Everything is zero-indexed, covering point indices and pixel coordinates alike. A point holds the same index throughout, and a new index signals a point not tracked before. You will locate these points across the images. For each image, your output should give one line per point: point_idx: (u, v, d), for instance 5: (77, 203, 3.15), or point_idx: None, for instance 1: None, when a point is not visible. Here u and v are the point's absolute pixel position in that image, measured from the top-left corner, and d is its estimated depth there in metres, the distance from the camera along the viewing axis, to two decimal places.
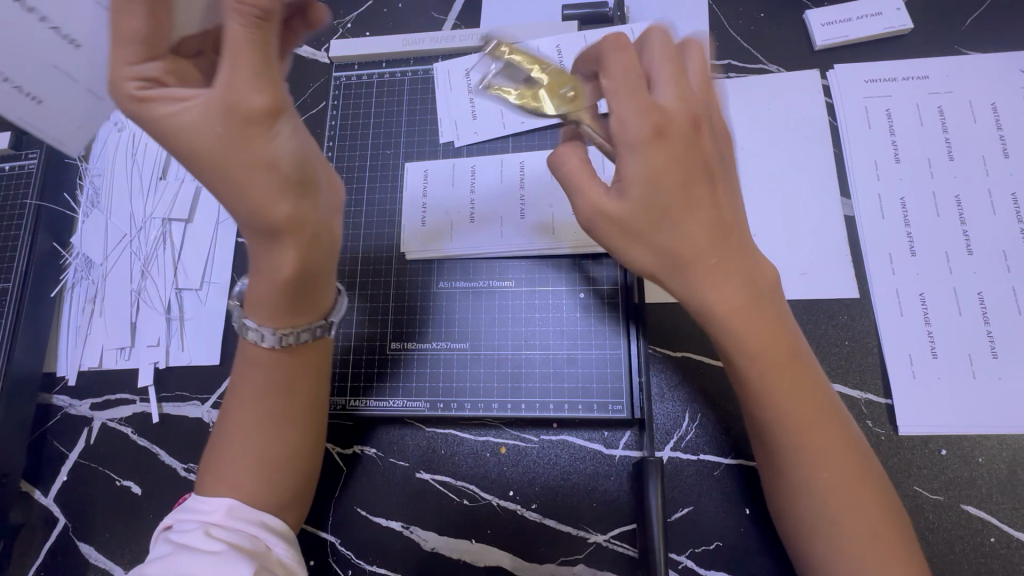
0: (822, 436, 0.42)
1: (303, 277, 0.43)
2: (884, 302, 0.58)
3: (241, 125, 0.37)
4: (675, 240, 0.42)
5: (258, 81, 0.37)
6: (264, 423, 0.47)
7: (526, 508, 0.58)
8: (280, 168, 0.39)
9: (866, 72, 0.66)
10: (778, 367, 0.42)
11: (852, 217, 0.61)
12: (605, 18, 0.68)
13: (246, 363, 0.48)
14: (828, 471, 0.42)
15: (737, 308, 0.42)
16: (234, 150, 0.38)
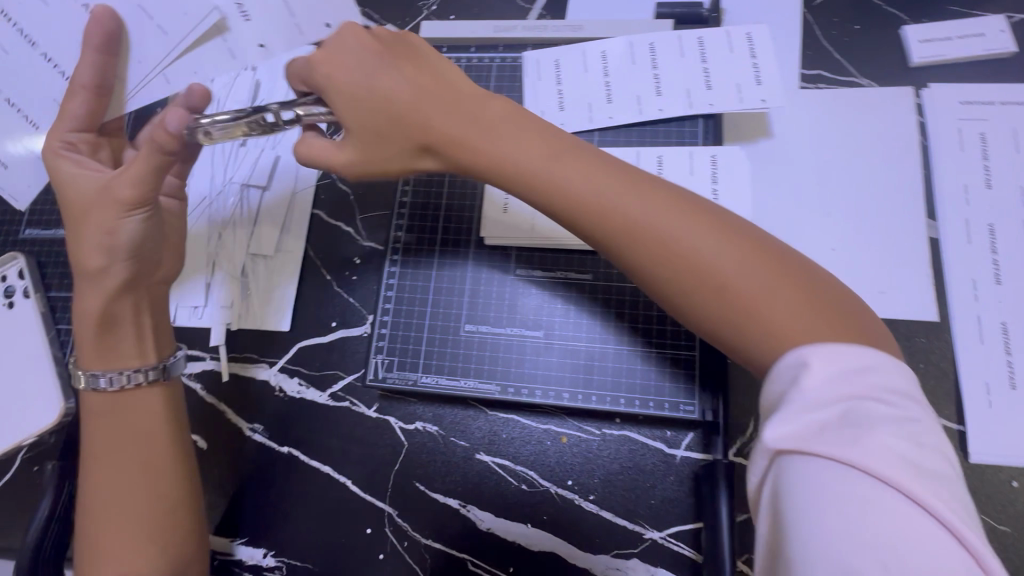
0: (744, 263, 0.37)
1: (110, 318, 0.56)
2: (964, 328, 0.58)
3: (110, 206, 0.54)
4: (477, 114, 0.45)
5: (133, 181, 0.53)
6: (107, 468, 0.55)
7: (583, 499, 0.59)
8: (118, 244, 0.55)
9: (963, 93, 0.64)
10: (608, 183, 0.41)
11: (936, 239, 0.61)
12: (699, 18, 0.67)
13: (89, 416, 0.56)
14: (747, 276, 0.37)
15: (546, 154, 0.43)
16: (101, 222, 0.54)
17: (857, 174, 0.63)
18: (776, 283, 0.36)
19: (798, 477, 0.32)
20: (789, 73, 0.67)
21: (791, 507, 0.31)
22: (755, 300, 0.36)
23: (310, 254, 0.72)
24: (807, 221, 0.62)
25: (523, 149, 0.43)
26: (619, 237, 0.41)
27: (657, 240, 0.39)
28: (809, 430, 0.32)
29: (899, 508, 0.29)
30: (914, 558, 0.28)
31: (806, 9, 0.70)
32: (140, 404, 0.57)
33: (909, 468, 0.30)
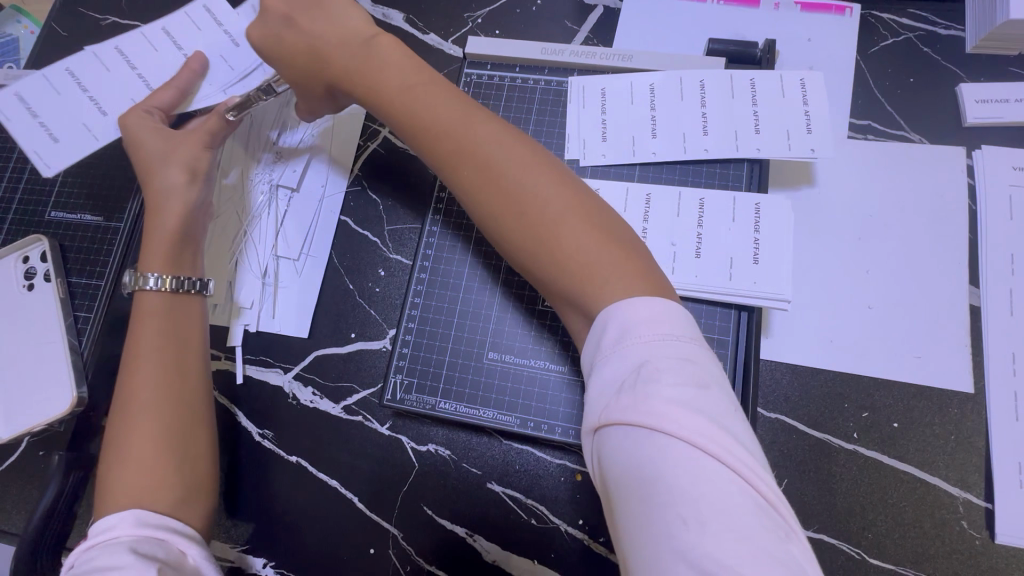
0: (564, 212, 0.43)
1: (187, 226, 0.62)
2: (1000, 403, 0.56)
3: (188, 144, 0.63)
4: (399, 78, 0.52)
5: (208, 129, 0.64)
6: (156, 373, 0.54)
7: (593, 540, 0.58)
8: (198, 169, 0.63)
9: (1016, 158, 0.63)
10: (495, 137, 0.47)
11: (977, 307, 0.59)
12: (752, 58, 0.65)
13: (145, 312, 0.58)
14: (570, 225, 0.42)
15: (451, 109, 0.49)
16: (184, 156, 0.62)
17: (899, 234, 0.61)
18: (578, 227, 0.42)
19: (616, 441, 0.34)
20: (838, 121, 0.66)
21: (615, 472, 0.34)
22: (568, 245, 0.41)
23: (333, 259, 0.71)
24: (845, 276, 0.61)
25: (425, 103, 0.50)
26: (478, 178, 0.46)
27: (500, 182, 0.45)
28: (611, 398, 0.35)
29: (682, 458, 0.31)
30: (715, 506, 0.30)
31: (860, 57, 0.68)
32: (187, 316, 0.59)
33: (706, 424, 0.32)
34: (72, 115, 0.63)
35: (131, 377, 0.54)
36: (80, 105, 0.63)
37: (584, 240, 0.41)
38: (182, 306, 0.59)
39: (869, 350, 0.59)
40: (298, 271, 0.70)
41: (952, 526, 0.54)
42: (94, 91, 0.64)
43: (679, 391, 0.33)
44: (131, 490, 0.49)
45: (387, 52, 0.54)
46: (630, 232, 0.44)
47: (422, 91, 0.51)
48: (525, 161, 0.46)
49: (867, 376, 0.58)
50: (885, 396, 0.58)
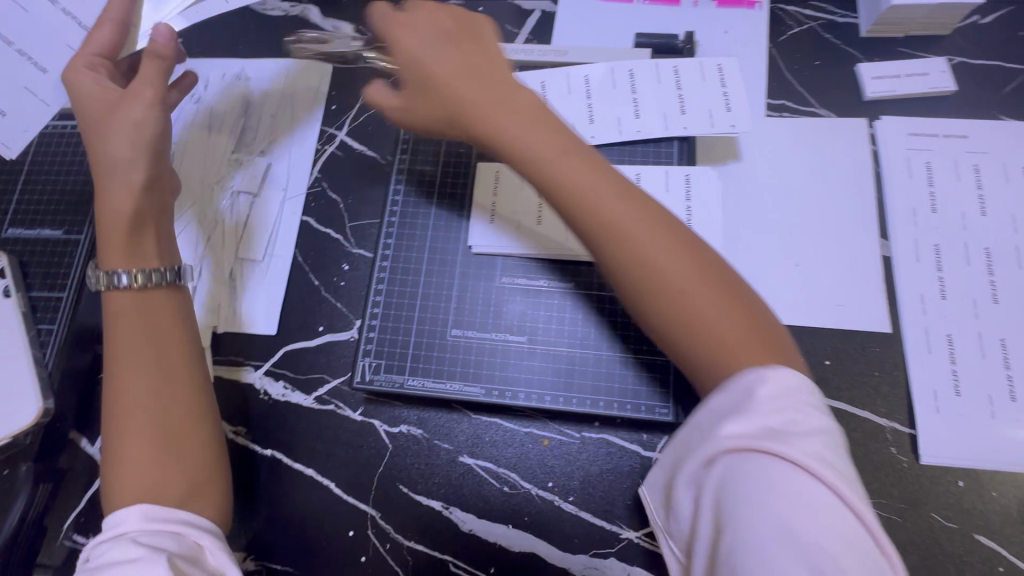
0: (743, 319, 0.44)
1: (139, 217, 0.58)
2: (914, 339, 0.63)
3: (129, 100, 0.58)
4: (530, 133, 0.49)
5: (147, 80, 0.58)
6: (139, 374, 0.54)
7: (563, 499, 0.61)
8: (140, 133, 0.58)
9: (911, 125, 0.71)
10: (642, 221, 0.47)
11: (889, 257, 0.66)
12: (675, 49, 0.72)
13: (113, 311, 0.57)
14: (751, 332, 0.44)
15: (592, 182, 0.48)
16: (127, 118, 0.57)
17: (817, 196, 0.68)
18: (753, 333, 0.44)
19: (741, 473, 0.38)
20: (756, 102, 0.73)
21: (733, 504, 0.38)
22: (732, 357, 0.43)
23: (297, 258, 0.73)
24: (773, 238, 0.67)
25: (559, 167, 0.48)
26: (640, 269, 0.46)
27: (661, 278, 0.45)
28: (744, 436, 0.39)
29: (789, 480, 0.37)
30: (823, 519, 0.36)
31: (772, 45, 0.76)
32: (164, 307, 0.58)
33: (813, 449, 0.38)
34: (14, 80, 0.61)
35: (116, 383, 0.54)
36: (17, 63, 0.61)
37: (693, 337, 0.44)
38: (153, 295, 0.58)
39: (799, 302, 0.65)
40: (264, 271, 0.72)
41: (883, 451, 0.60)
42: (21, 43, 0.61)
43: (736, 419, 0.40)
44: (119, 481, 0.50)
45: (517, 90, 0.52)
46: (771, 316, 0.47)
47: (551, 156, 0.49)
48: (683, 257, 0.46)
49: (799, 325, 0.64)
50: (816, 341, 0.64)
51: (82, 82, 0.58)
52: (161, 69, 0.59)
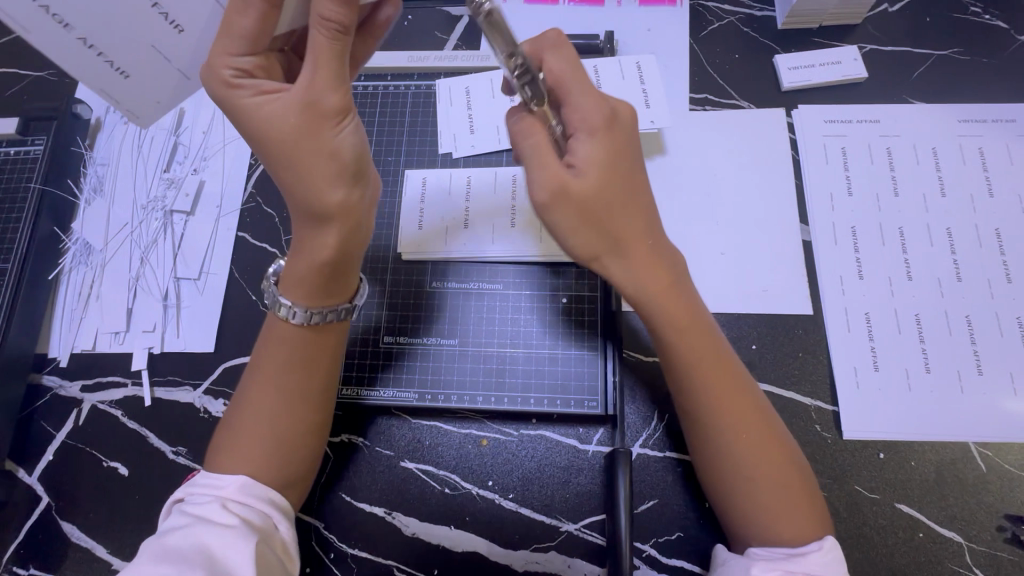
0: (764, 432, 0.50)
1: (343, 258, 0.49)
2: (834, 319, 0.65)
3: (313, 121, 0.44)
4: (611, 234, 0.49)
5: (330, 83, 0.44)
6: (276, 390, 0.52)
7: (503, 497, 0.61)
8: (339, 160, 0.45)
9: (826, 113, 0.73)
10: (694, 341, 0.51)
11: (809, 241, 0.68)
12: (596, 49, 0.75)
13: (275, 336, 0.53)
14: (750, 437, 0.50)
15: (656, 294, 0.50)
16: (305, 146, 0.44)
17: (739, 187, 0.70)
18: (776, 445, 0.50)
19: None
20: (679, 97, 0.75)
21: None
22: (727, 446, 0.50)
23: (233, 274, 0.73)
24: (698, 229, 0.69)
25: (624, 265, 0.50)
26: (683, 378, 0.51)
27: (703, 395, 0.50)
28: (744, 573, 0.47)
29: None
30: None
31: (693, 41, 0.78)
32: (332, 341, 0.54)
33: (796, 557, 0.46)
34: None
35: (252, 397, 0.52)
36: None
37: (727, 439, 0.50)
38: (324, 330, 0.53)
39: (724, 290, 0.67)
40: (200, 290, 0.72)
41: (808, 430, 0.62)
42: None
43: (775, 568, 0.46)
44: (241, 464, 0.49)
45: (630, 184, 0.50)
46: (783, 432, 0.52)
47: (634, 261, 0.50)
48: (725, 375, 0.51)
49: (725, 313, 0.66)
50: (742, 327, 0.66)
51: (231, 102, 0.45)
52: (334, 49, 0.43)
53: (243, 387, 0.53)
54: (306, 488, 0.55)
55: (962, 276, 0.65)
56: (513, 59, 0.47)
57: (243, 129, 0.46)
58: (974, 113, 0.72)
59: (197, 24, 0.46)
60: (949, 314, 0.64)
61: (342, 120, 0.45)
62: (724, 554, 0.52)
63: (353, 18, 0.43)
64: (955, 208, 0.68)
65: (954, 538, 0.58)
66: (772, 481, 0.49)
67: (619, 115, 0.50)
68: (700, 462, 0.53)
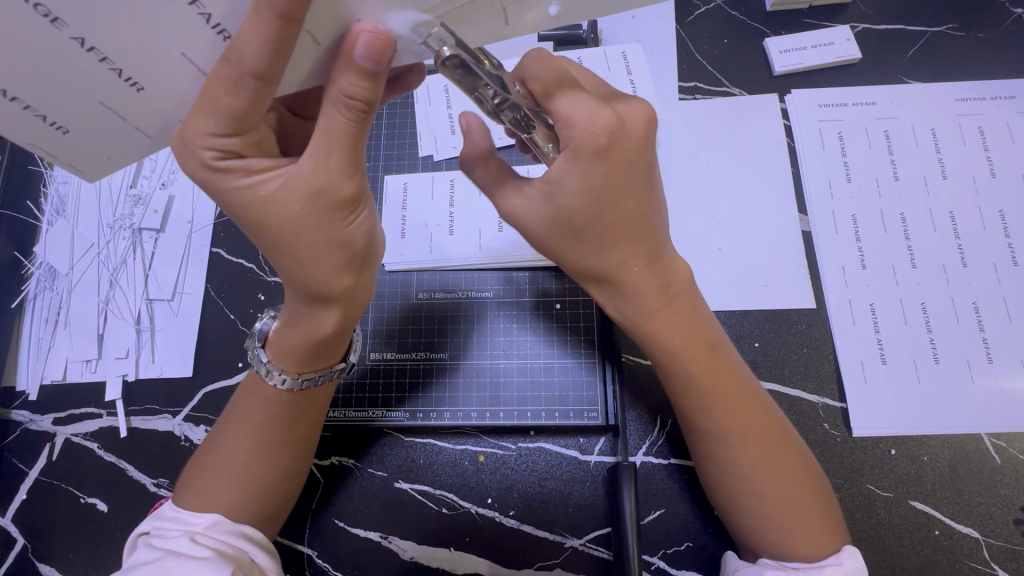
0: (773, 454, 0.47)
1: (341, 333, 0.47)
2: (839, 312, 0.63)
3: (325, 209, 0.40)
4: (602, 254, 0.46)
5: (348, 168, 0.39)
6: (252, 442, 0.48)
7: (503, 515, 0.58)
8: (350, 246, 0.42)
9: (820, 97, 0.70)
10: (696, 361, 0.48)
11: (809, 232, 0.66)
12: (579, 39, 0.72)
13: (253, 391, 0.50)
14: (755, 459, 0.47)
15: (651, 314, 0.48)
16: (313, 235, 0.40)
17: (734, 178, 0.67)
18: (785, 465, 0.47)
19: None
20: (668, 86, 0.72)
21: None
22: (730, 468, 0.48)
23: (209, 293, 0.69)
24: (694, 224, 0.66)
25: (618, 284, 0.47)
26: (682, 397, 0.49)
27: (700, 413, 0.48)
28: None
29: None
30: None
31: (680, 27, 0.75)
32: (318, 399, 0.51)
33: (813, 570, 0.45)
34: None
35: (225, 444, 0.48)
36: None
37: (732, 462, 0.47)
38: (308, 394, 0.50)
39: (724, 287, 0.64)
40: (175, 311, 0.68)
41: (816, 429, 0.59)
42: None
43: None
44: (210, 504, 0.46)
45: (627, 201, 0.44)
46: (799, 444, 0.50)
47: (628, 284, 0.47)
48: (729, 395, 0.48)
49: (726, 310, 0.64)
50: (743, 324, 0.63)
51: (220, 188, 0.40)
52: (355, 130, 0.38)
53: (218, 428, 0.50)
54: (283, 520, 0.52)
55: (967, 262, 0.63)
56: (482, 91, 0.39)
57: (236, 214, 0.41)
58: (971, 91, 0.70)
59: (163, 80, 0.36)
60: (956, 302, 0.62)
61: (356, 205, 0.41)
62: (735, 562, 0.50)
63: (378, 94, 0.38)
64: (957, 191, 0.66)
65: (970, 534, 0.56)
66: (779, 505, 0.46)
67: (627, 124, 0.43)
68: (705, 479, 0.51)
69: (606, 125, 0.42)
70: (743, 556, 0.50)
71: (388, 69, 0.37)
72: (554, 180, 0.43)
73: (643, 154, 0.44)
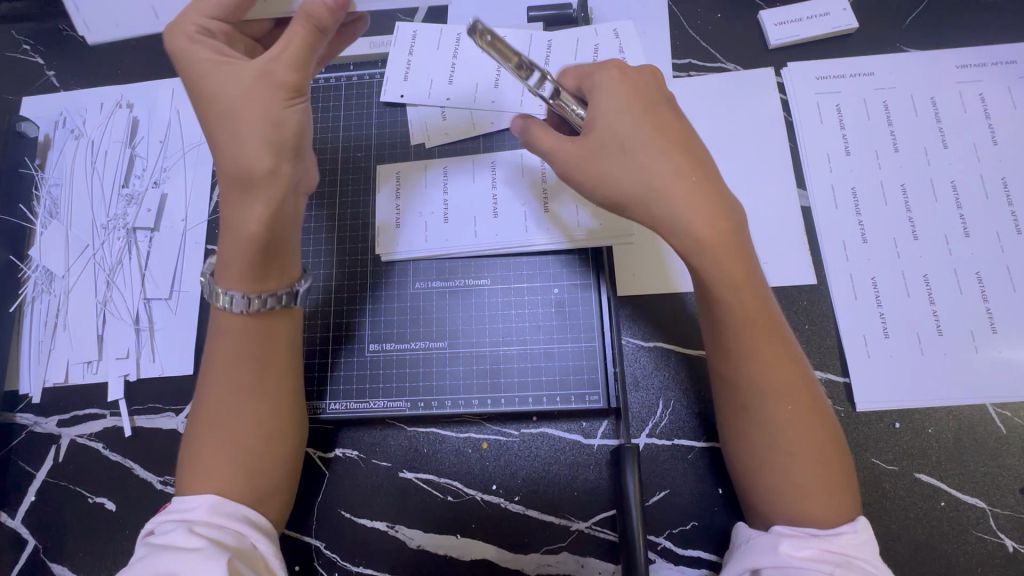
0: (807, 402, 0.47)
1: (273, 240, 0.48)
2: (841, 287, 0.62)
3: (266, 88, 0.45)
4: (644, 171, 0.48)
5: (295, 62, 0.45)
6: (233, 395, 0.50)
7: (509, 501, 0.58)
8: (280, 130, 0.45)
9: (816, 70, 0.69)
10: (745, 307, 0.47)
11: (808, 207, 0.65)
12: (570, 19, 0.71)
13: (218, 335, 0.51)
14: (791, 403, 0.47)
15: (709, 241, 0.46)
16: (252, 111, 0.45)
17: (731, 155, 0.66)
18: (819, 427, 0.47)
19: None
20: (661, 64, 0.71)
21: None
22: (769, 409, 0.47)
23: (206, 290, 0.69)
24: None
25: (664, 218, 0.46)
26: (727, 333, 0.48)
27: (744, 351, 0.48)
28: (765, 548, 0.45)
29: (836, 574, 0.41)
30: None
31: (672, 3, 0.73)
32: (288, 339, 0.53)
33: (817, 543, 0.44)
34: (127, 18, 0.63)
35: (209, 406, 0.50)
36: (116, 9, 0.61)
37: (771, 401, 0.47)
38: (273, 327, 0.52)
39: None
40: (174, 309, 0.68)
41: None
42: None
43: (807, 546, 0.43)
44: (205, 480, 0.47)
45: (655, 135, 0.50)
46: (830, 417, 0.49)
47: (666, 212, 0.47)
48: (771, 343, 0.48)
49: None
50: None
51: (188, 64, 0.46)
52: (309, 43, 0.45)
53: (201, 399, 0.51)
54: (289, 498, 0.52)
55: (970, 231, 0.62)
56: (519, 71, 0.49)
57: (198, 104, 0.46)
58: (971, 58, 0.68)
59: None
60: (958, 273, 0.61)
61: (298, 96, 0.46)
62: (747, 532, 0.49)
63: (336, 20, 0.45)
64: (958, 160, 0.65)
65: (976, 504, 0.56)
66: (808, 450, 0.46)
67: (637, 73, 0.53)
68: (733, 426, 0.50)
69: (618, 77, 0.52)
70: (754, 526, 0.50)
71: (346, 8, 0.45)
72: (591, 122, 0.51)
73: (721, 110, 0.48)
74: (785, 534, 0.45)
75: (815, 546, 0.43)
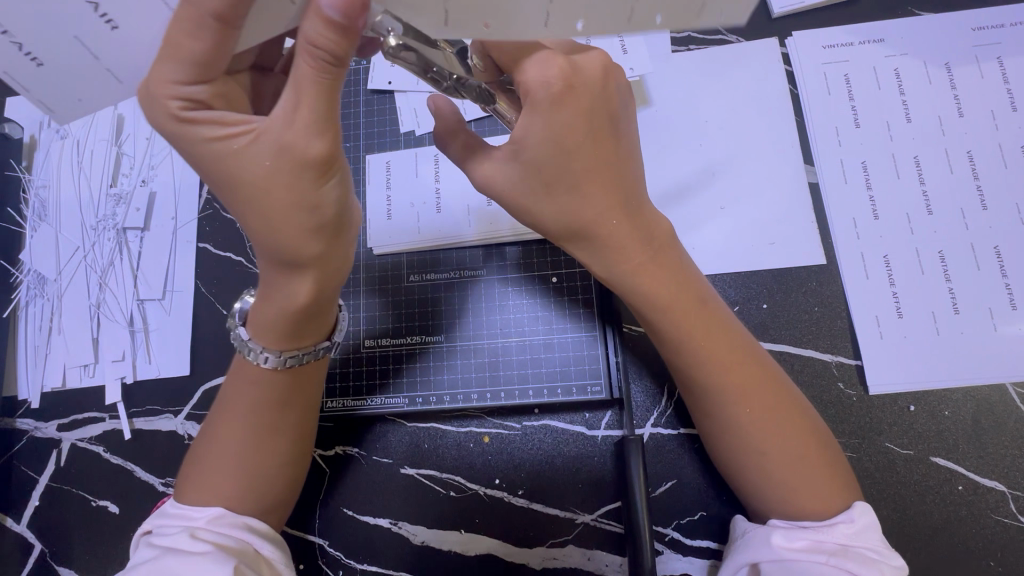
0: (775, 402, 0.46)
1: (320, 304, 0.45)
2: (851, 267, 0.60)
3: (293, 168, 0.38)
4: (577, 206, 0.45)
5: (314, 126, 0.37)
6: (245, 428, 0.48)
7: (513, 495, 0.57)
8: (320, 212, 0.39)
9: (823, 38, 0.66)
10: (686, 317, 0.47)
11: (816, 184, 0.62)
12: None
13: (243, 378, 0.48)
14: (759, 409, 0.45)
15: (632, 264, 0.46)
16: (283, 196, 0.38)
17: (735, 132, 0.64)
18: (800, 427, 0.45)
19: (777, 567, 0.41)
20: (659, 38, 0.67)
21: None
22: (733, 419, 0.46)
23: (199, 289, 0.68)
24: (691, 185, 0.63)
25: (592, 239, 0.46)
26: (672, 351, 0.47)
27: (704, 366, 0.46)
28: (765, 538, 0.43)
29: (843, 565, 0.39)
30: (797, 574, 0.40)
31: None
32: (312, 382, 0.50)
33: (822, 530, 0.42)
34: None
35: (219, 433, 0.48)
36: None
37: (735, 408, 0.46)
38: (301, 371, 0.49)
39: (728, 248, 0.61)
40: (167, 309, 0.67)
41: (830, 390, 0.57)
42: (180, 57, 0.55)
43: (802, 537, 0.42)
44: (211, 498, 0.46)
45: (594, 150, 0.43)
46: (817, 415, 0.48)
47: (607, 239, 0.46)
48: (726, 347, 0.47)
49: (732, 273, 0.61)
50: (750, 286, 0.60)
51: (190, 140, 0.38)
52: (326, 81, 0.36)
53: (213, 412, 0.49)
54: (289, 508, 0.52)
55: (988, 203, 0.59)
56: (438, 72, 0.40)
57: (207, 168, 0.39)
58: (987, 19, 0.64)
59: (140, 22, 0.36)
60: (976, 248, 0.59)
61: (329, 168, 0.38)
62: (743, 525, 0.47)
63: (348, 48, 0.35)
64: (975, 129, 0.61)
65: (996, 487, 0.54)
66: (780, 451, 0.44)
67: (582, 70, 0.42)
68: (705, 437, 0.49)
69: (560, 73, 0.41)
70: (753, 519, 0.48)
71: (359, 23, 0.34)
72: (516, 137, 0.43)
73: (603, 100, 0.43)
74: (781, 526, 0.44)
75: (810, 537, 0.42)
